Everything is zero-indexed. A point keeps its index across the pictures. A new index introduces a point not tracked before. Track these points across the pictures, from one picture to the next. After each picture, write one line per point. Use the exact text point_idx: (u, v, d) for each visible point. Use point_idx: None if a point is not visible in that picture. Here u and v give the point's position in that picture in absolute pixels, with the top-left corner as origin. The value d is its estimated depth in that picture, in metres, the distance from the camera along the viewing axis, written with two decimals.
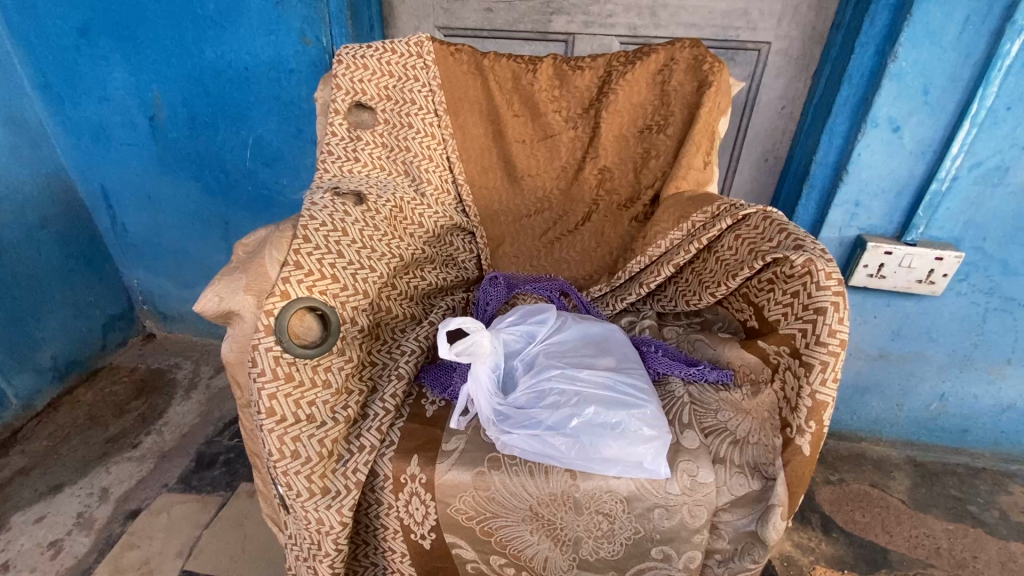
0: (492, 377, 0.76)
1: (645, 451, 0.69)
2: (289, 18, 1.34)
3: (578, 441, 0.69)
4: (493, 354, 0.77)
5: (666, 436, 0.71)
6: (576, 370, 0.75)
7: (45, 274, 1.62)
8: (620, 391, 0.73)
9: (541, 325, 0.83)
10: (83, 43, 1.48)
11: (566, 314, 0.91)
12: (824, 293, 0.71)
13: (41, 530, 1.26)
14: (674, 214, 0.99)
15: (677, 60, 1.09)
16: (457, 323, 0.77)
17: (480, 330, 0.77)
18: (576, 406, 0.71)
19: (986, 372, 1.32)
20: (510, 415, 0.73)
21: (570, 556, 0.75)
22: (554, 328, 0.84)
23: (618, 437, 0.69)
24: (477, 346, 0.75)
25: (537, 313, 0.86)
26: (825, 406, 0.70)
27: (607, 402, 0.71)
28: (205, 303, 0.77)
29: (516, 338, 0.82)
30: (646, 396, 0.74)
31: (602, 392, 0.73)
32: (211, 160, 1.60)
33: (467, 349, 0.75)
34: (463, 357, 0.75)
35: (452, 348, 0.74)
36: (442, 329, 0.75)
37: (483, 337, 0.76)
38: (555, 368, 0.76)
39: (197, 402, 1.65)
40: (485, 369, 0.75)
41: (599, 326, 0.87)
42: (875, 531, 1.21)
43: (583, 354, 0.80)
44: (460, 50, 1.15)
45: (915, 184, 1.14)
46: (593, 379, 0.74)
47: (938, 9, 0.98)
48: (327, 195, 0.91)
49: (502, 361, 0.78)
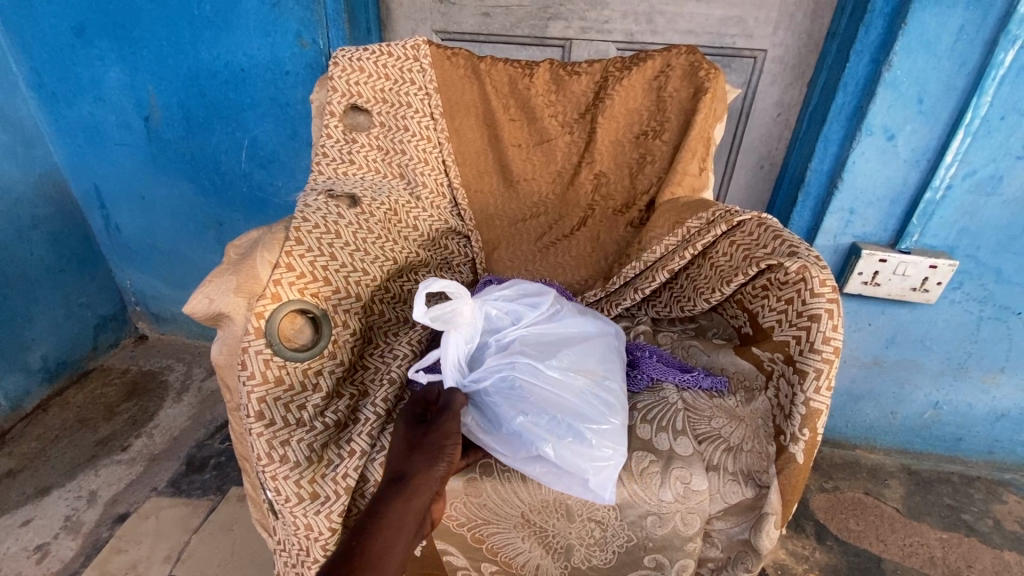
0: (463, 347, 0.73)
1: (589, 470, 0.66)
2: (286, 20, 1.33)
3: (522, 444, 0.68)
4: (471, 326, 0.73)
5: (616, 459, 0.68)
6: (549, 360, 0.71)
7: (37, 274, 1.60)
8: (585, 399, 0.69)
9: (534, 307, 0.78)
10: (79, 43, 1.47)
11: (569, 304, 0.85)
12: (819, 299, 0.71)
13: (28, 534, 1.25)
14: (669, 220, 0.98)
15: (673, 66, 1.09)
16: (439, 285, 0.71)
17: (461, 298, 0.73)
18: (529, 407, 0.68)
19: (981, 380, 1.32)
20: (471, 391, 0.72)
21: (561, 563, 0.75)
22: (550, 311, 0.79)
23: (562, 450, 0.67)
24: (452, 315, 0.71)
25: (531, 297, 0.81)
26: (819, 414, 0.69)
27: (565, 412, 0.68)
28: (195, 304, 0.76)
29: (504, 314, 0.77)
30: (614, 411, 0.70)
31: (561, 399, 0.68)
32: (205, 161, 1.59)
33: (443, 316, 0.71)
34: (434, 323, 0.71)
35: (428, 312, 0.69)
36: (420, 290, 0.69)
37: (460, 307, 0.72)
38: (528, 355, 0.71)
39: (189, 404, 1.63)
40: (456, 338, 0.72)
41: (594, 324, 0.81)
42: (869, 540, 1.21)
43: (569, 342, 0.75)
44: (457, 53, 1.15)
45: (910, 193, 1.15)
46: (557, 382, 0.69)
47: (933, 19, 0.99)
48: (320, 198, 0.91)
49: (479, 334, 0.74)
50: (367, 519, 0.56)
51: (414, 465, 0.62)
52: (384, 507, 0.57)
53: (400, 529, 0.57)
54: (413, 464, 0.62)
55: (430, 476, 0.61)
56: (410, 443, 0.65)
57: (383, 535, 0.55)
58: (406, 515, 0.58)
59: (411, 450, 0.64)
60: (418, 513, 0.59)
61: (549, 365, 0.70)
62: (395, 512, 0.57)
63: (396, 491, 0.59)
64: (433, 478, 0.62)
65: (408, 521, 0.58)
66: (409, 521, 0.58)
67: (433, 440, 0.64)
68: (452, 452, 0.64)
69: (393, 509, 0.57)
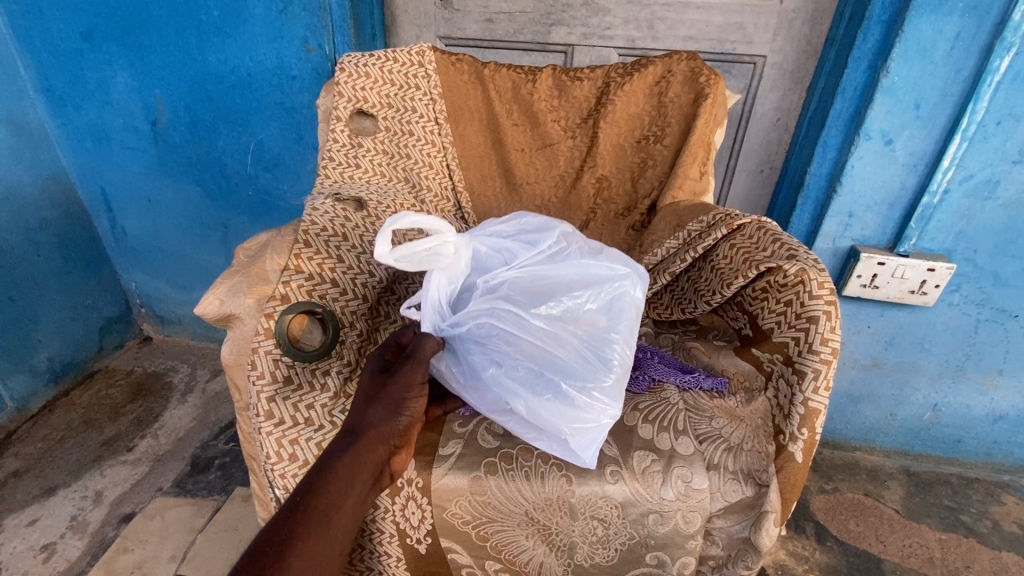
0: (446, 287, 0.72)
1: (563, 429, 0.67)
2: (292, 26, 1.35)
3: (498, 396, 0.69)
4: (453, 267, 0.72)
5: (591, 414, 0.67)
6: (531, 308, 0.69)
7: (43, 276, 1.62)
8: (566, 353, 0.68)
9: (528, 247, 0.75)
10: (87, 48, 1.49)
11: (579, 244, 0.78)
12: (817, 302, 0.72)
13: (34, 534, 1.26)
14: (670, 224, 1.00)
15: (674, 72, 1.11)
16: (410, 218, 0.67)
17: (441, 236, 0.71)
18: (505, 357, 0.68)
19: (979, 382, 1.34)
20: (448, 335, 0.70)
21: (565, 561, 0.76)
22: (548, 250, 0.75)
23: (535, 402, 0.67)
24: (427, 253, 0.69)
25: (529, 239, 0.77)
26: (817, 413, 0.70)
27: (542, 364, 0.68)
28: (207, 306, 0.78)
29: (495, 253, 0.75)
30: (597, 367, 0.68)
31: (539, 350, 0.68)
32: (211, 165, 1.61)
33: (417, 253, 0.68)
34: (407, 264, 0.68)
35: (396, 250, 0.66)
36: (385, 225, 0.64)
37: (436, 245, 0.69)
38: (509, 301, 0.69)
39: (194, 405, 1.65)
40: (437, 278, 0.71)
41: (606, 268, 0.73)
42: (868, 540, 1.22)
43: (561, 284, 0.71)
44: (461, 59, 1.18)
45: (908, 197, 1.16)
46: (537, 332, 0.68)
47: (929, 26, 1.01)
48: (328, 201, 0.92)
49: (463, 275, 0.73)
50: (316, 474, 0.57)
51: (370, 418, 0.61)
52: (334, 462, 0.58)
53: (350, 481, 0.58)
54: (367, 415, 0.62)
55: (384, 432, 0.62)
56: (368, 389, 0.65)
57: (330, 492, 0.56)
58: (358, 466, 0.59)
59: (369, 399, 0.63)
60: (372, 464, 0.61)
61: (530, 313, 0.68)
62: (344, 466, 0.58)
63: (349, 444, 0.60)
64: (387, 433, 0.62)
65: (360, 472, 0.59)
66: (360, 472, 0.59)
67: (393, 391, 0.63)
68: (413, 406, 0.64)
69: (343, 462, 0.58)
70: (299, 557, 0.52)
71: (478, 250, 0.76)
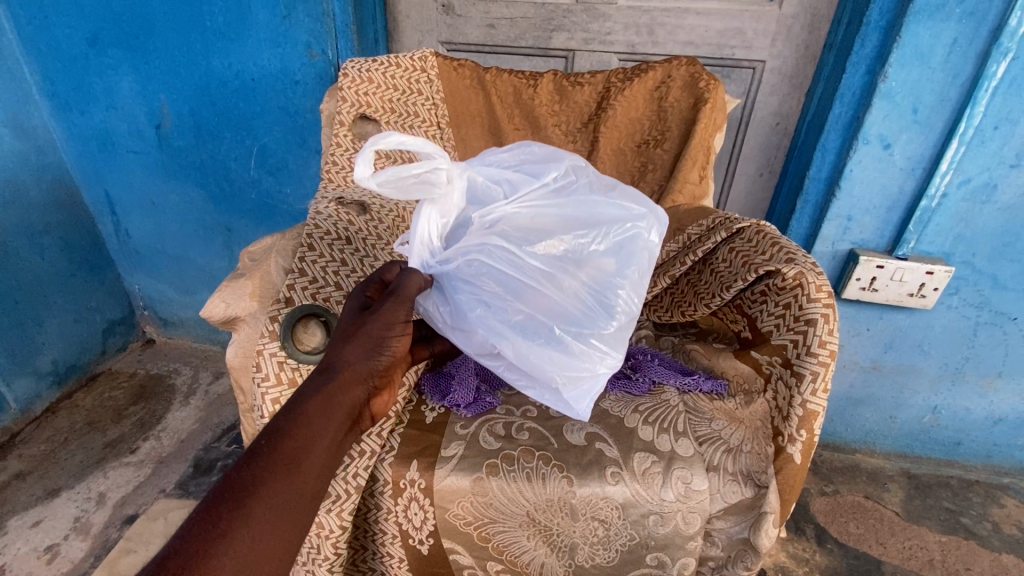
0: (437, 221, 0.66)
1: (555, 377, 0.64)
2: (296, 31, 1.36)
3: (486, 339, 0.65)
4: (445, 198, 0.65)
5: (585, 361, 0.64)
6: (527, 246, 0.64)
7: (47, 279, 1.63)
8: (562, 296, 0.63)
9: (530, 180, 0.67)
10: (92, 53, 1.50)
11: (588, 179, 0.70)
12: (815, 305, 0.73)
13: (38, 535, 1.27)
14: (669, 227, 1.01)
15: (674, 77, 1.13)
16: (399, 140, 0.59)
17: (434, 162, 0.63)
18: (495, 297, 0.64)
19: (978, 385, 1.34)
20: (437, 273, 0.66)
21: (566, 562, 0.76)
22: (551, 183, 0.68)
23: (526, 346, 0.64)
24: (415, 180, 0.62)
25: (532, 171, 0.69)
26: (816, 415, 0.71)
27: (534, 306, 0.64)
28: (211, 308, 0.79)
29: (493, 186, 0.68)
30: (595, 313, 0.64)
31: (532, 292, 0.64)
32: (215, 169, 1.62)
33: (403, 179, 0.61)
34: (392, 190, 0.61)
35: (380, 174, 0.59)
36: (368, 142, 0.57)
37: (426, 171, 0.62)
38: (503, 238, 0.64)
39: (197, 407, 1.66)
40: (428, 211, 0.65)
41: (619, 208, 0.65)
42: (868, 543, 1.22)
43: (562, 221, 0.65)
44: (463, 64, 1.19)
45: (906, 200, 1.17)
46: (533, 273, 0.63)
47: (926, 31, 1.02)
48: (330, 205, 0.94)
49: (456, 208, 0.67)
50: (283, 416, 0.52)
51: (345, 356, 0.58)
52: (301, 406, 0.53)
53: (323, 423, 0.54)
54: (343, 353, 0.59)
55: (360, 371, 0.58)
56: (347, 328, 0.61)
57: (299, 435, 0.51)
58: (333, 406, 0.55)
59: (347, 337, 0.60)
60: (352, 405, 0.57)
61: (526, 252, 0.64)
62: (314, 409, 0.53)
63: (322, 384, 0.56)
64: (364, 372, 0.59)
65: (334, 414, 0.55)
66: (336, 413, 0.55)
67: (373, 330, 0.60)
68: (393, 346, 0.61)
69: (314, 403, 0.54)
70: (264, 506, 0.46)
71: (474, 181, 0.69)
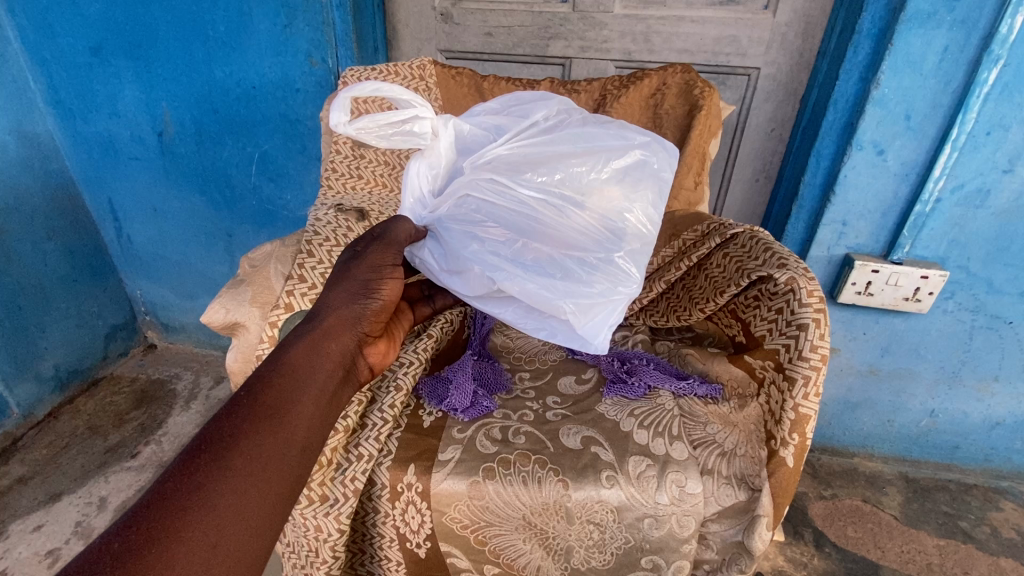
0: (427, 173, 0.69)
1: (566, 304, 0.65)
2: (296, 40, 1.38)
3: (483, 273, 0.67)
4: (432, 148, 0.68)
5: (587, 288, 0.66)
6: (520, 178, 0.66)
7: (50, 284, 1.65)
8: (557, 226, 0.66)
9: (518, 122, 0.69)
10: (96, 62, 1.52)
11: (579, 115, 0.72)
12: (805, 310, 0.74)
13: (40, 539, 1.28)
14: (665, 233, 1.02)
15: (669, 84, 1.15)
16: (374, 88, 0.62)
17: (414, 112, 0.65)
18: (492, 234, 0.67)
19: (975, 389, 1.35)
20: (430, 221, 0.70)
21: (562, 565, 0.77)
22: (542, 121, 0.69)
23: (527, 277, 0.66)
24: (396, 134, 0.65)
25: (519, 113, 0.71)
26: (808, 419, 0.72)
27: (530, 238, 0.66)
28: (212, 314, 0.80)
29: (481, 131, 0.70)
30: (597, 236, 0.65)
31: (527, 224, 0.66)
32: (216, 176, 1.63)
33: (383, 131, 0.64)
34: (373, 139, 0.64)
35: (356, 124, 0.62)
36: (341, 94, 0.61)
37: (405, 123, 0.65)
38: (493, 172, 0.66)
39: (198, 412, 1.66)
40: (417, 165, 0.69)
41: (610, 138, 0.67)
42: (866, 547, 1.23)
43: (554, 152, 0.66)
44: (461, 73, 1.20)
45: (901, 205, 1.18)
46: (527, 204, 0.65)
47: (917, 39, 1.03)
48: (330, 212, 0.95)
49: (444, 158, 0.69)
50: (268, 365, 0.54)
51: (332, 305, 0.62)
52: (286, 354, 0.56)
53: (308, 367, 0.56)
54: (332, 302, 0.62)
55: (345, 317, 0.62)
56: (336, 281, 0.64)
57: (281, 382, 0.53)
58: (319, 352, 0.58)
59: (334, 288, 0.63)
60: (339, 352, 0.60)
61: (517, 184, 0.66)
62: (298, 356, 0.56)
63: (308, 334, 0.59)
64: (349, 318, 0.62)
65: (320, 360, 0.58)
66: (322, 360, 0.58)
67: (358, 277, 0.64)
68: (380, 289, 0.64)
69: (298, 352, 0.56)
70: (242, 457, 0.46)
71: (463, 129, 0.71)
